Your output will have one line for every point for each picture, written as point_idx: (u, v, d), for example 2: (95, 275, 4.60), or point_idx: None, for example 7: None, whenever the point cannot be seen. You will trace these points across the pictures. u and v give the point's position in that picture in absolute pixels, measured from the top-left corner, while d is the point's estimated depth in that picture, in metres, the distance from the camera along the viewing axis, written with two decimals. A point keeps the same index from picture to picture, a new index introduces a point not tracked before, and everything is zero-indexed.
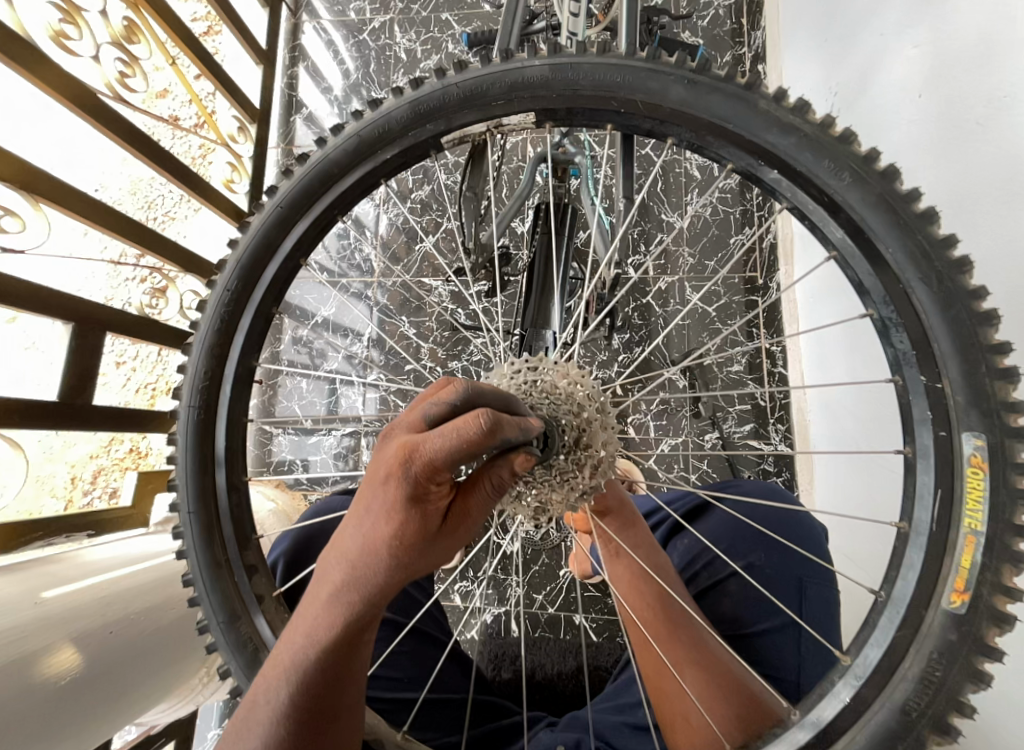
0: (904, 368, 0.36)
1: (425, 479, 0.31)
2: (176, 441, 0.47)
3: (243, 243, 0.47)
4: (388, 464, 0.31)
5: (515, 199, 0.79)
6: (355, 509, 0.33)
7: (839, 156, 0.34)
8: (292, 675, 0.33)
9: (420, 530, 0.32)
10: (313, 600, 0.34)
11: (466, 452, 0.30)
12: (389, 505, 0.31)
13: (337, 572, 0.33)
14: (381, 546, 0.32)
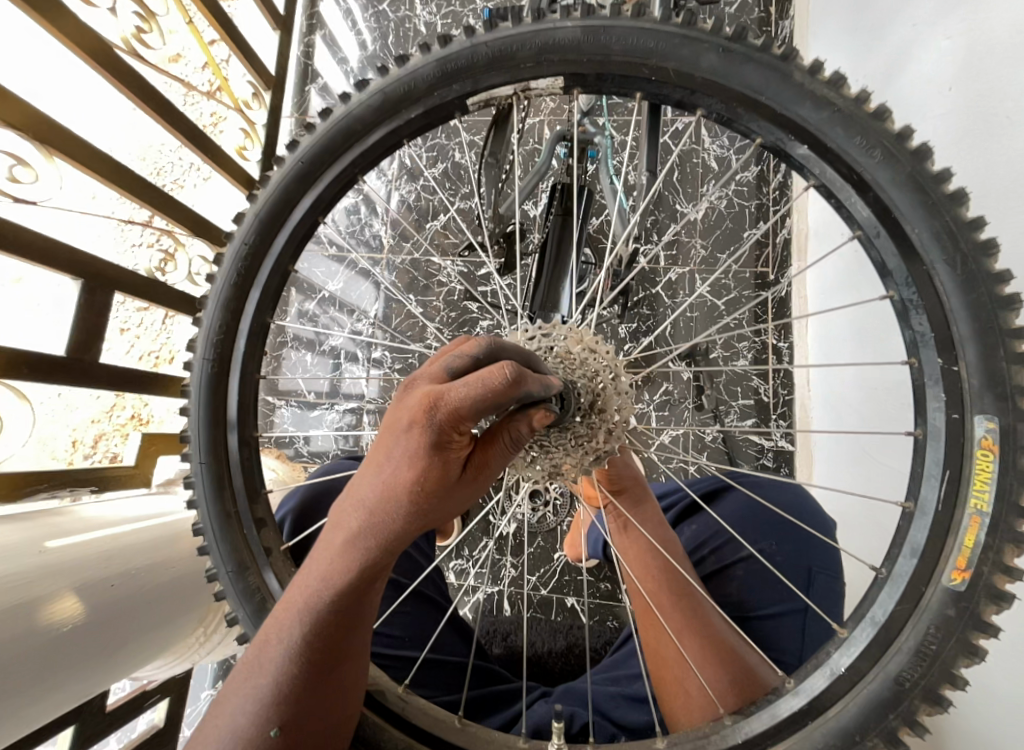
0: (921, 351, 0.36)
1: (446, 427, 0.32)
2: (189, 393, 0.48)
3: (263, 197, 0.46)
4: (412, 412, 0.32)
5: (532, 176, 0.78)
6: (374, 457, 0.34)
7: (872, 132, 0.34)
8: (307, 614, 0.35)
9: (439, 480, 0.34)
10: (328, 544, 0.35)
11: (490, 401, 0.31)
12: (410, 452, 0.33)
13: (354, 519, 0.34)
14: (400, 493, 0.33)
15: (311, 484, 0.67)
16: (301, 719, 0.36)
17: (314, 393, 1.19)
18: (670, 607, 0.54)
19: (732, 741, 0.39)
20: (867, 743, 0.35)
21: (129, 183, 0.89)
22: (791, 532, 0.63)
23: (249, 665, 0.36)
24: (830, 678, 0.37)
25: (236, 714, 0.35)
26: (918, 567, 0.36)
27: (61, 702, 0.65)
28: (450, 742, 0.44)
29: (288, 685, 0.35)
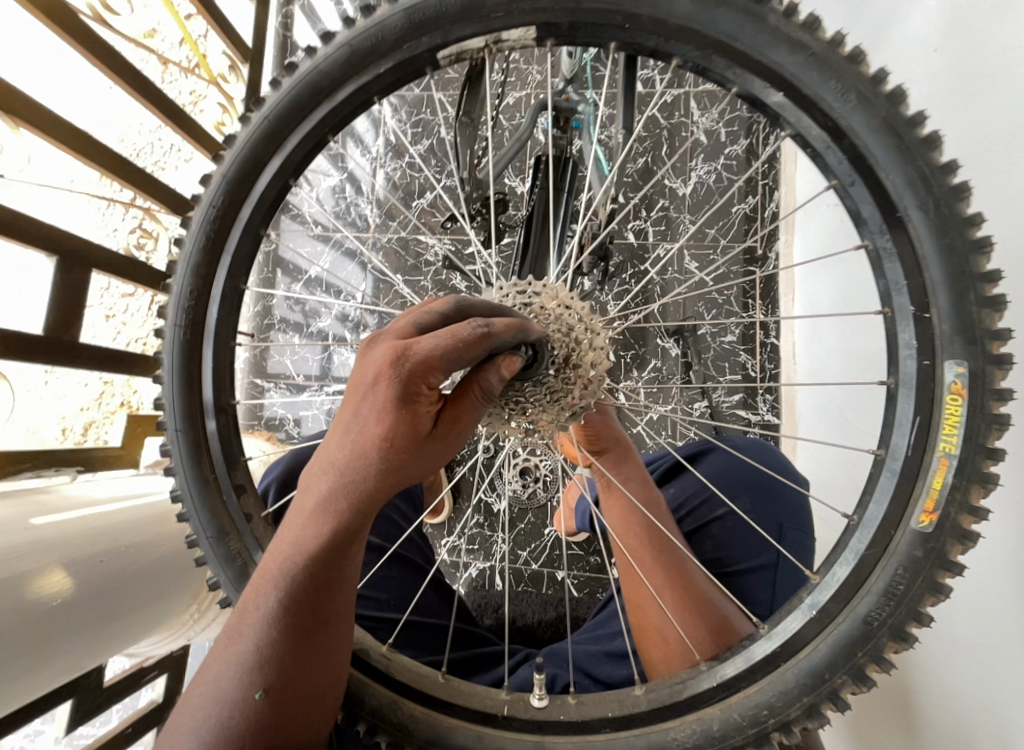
0: (894, 299, 0.37)
1: (412, 380, 0.33)
2: (163, 361, 0.47)
3: (230, 158, 0.45)
4: (377, 368, 0.33)
5: (515, 142, 0.77)
6: (342, 420, 0.35)
7: (845, 77, 0.34)
8: (283, 577, 0.36)
9: (408, 435, 0.34)
10: (301, 507, 0.36)
11: (453, 352, 0.33)
12: (376, 409, 0.33)
13: (324, 482, 0.35)
14: (368, 451, 0.34)
15: (292, 453, 0.67)
16: (285, 684, 0.36)
17: (303, 376, 1.19)
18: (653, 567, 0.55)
19: (709, 684, 0.41)
20: (838, 681, 0.36)
21: (106, 162, 0.87)
22: (769, 488, 0.65)
23: (231, 631, 0.37)
24: (805, 621, 0.39)
25: (221, 678, 0.36)
26: (888, 511, 0.37)
27: (54, 674, 0.65)
28: (433, 696, 0.44)
29: (268, 649, 0.36)
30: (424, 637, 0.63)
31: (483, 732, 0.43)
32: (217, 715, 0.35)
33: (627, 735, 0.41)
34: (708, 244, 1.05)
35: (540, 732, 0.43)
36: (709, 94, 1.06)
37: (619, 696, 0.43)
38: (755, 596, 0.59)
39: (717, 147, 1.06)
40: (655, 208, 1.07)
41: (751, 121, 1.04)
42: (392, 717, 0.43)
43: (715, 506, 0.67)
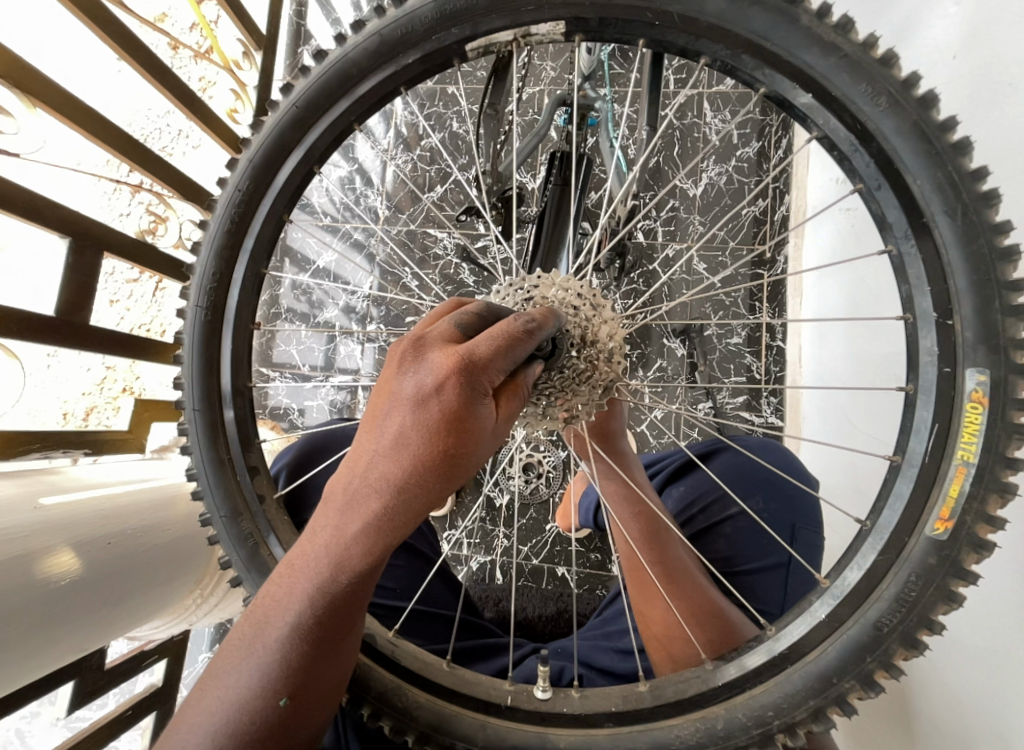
0: (917, 305, 0.37)
1: (481, 384, 0.31)
2: (183, 341, 0.48)
3: (256, 142, 0.45)
4: (441, 371, 0.31)
5: (532, 137, 0.76)
6: (389, 428, 0.32)
7: (878, 80, 0.34)
8: (323, 593, 0.33)
9: (474, 443, 0.32)
10: (342, 523, 0.32)
11: (516, 350, 0.32)
12: (442, 416, 0.31)
13: (374, 500, 0.31)
14: (431, 464, 0.31)
15: (305, 440, 0.68)
16: (307, 684, 0.35)
17: (309, 365, 1.19)
18: (673, 581, 0.54)
19: (716, 683, 0.41)
20: (845, 685, 0.36)
21: (116, 143, 0.86)
22: (777, 489, 0.65)
23: (244, 640, 0.34)
24: (814, 624, 0.39)
25: (234, 691, 0.33)
26: (902, 518, 0.37)
27: (60, 652, 0.66)
28: (437, 683, 0.45)
29: (296, 657, 0.33)
30: (429, 627, 0.63)
31: (487, 721, 0.43)
32: (227, 728, 0.32)
33: (632, 730, 0.41)
34: (717, 246, 1.05)
35: (544, 725, 0.43)
36: (722, 95, 1.05)
37: (623, 691, 0.43)
38: (766, 597, 0.60)
39: (729, 148, 1.06)
40: (665, 208, 1.06)
41: (764, 123, 1.04)
42: (399, 702, 0.43)
43: (727, 505, 0.67)
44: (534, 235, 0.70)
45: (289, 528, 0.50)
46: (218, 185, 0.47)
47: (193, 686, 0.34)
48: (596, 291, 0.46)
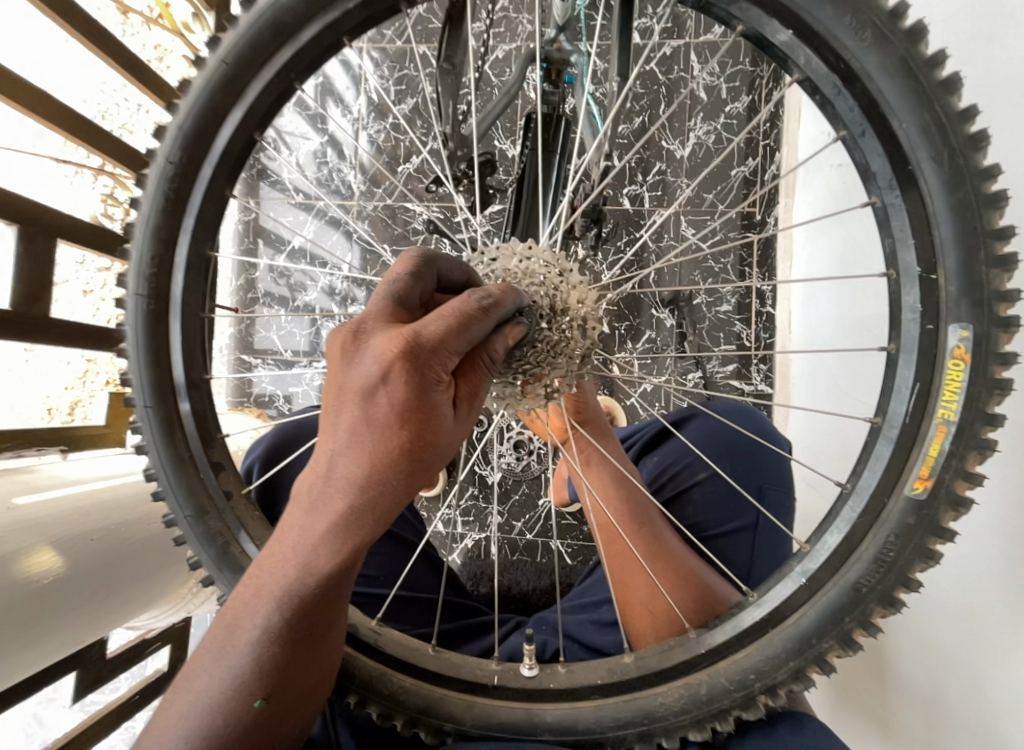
0: (900, 262, 0.35)
1: (431, 369, 0.29)
2: (127, 333, 0.45)
3: (185, 107, 0.41)
4: (384, 359, 0.28)
5: (504, 95, 0.72)
6: (340, 425, 0.29)
7: (862, 11, 0.31)
8: (288, 597, 0.31)
9: (434, 431, 0.29)
10: (306, 526, 0.30)
11: (469, 326, 0.30)
12: (393, 408, 0.28)
13: (330, 500, 0.29)
14: (388, 459, 0.29)
15: (275, 431, 0.66)
16: (284, 686, 0.34)
17: (291, 351, 1.16)
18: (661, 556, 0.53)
19: (698, 651, 0.41)
20: (825, 646, 0.36)
21: (63, 121, 0.81)
22: (749, 451, 0.65)
23: (215, 644, 0.33)
24: (794, 588, 0.38)
25: (206, 695, 0.32)
26: (882, 479, 0.36)
27: (52, 650, 0.66)
28: (422, 667, 0.44)
29: (268, 659, 0.32)
30: (412, 611, 0.63)
31: (472, 701, 0.43)
32: (201, 734, 0.31)
33: (619, 699, 0.41)
34: (705, 209, 1.02)
35: (530, 700, 0.43)
36: (710, 46, 1.01)
37: (610, 663, 0.43)
38: (734, 559, 0.60)
39: (718, 104, 1.02)
40: (651, 171, 1.03)
41: (754, 75, 1.00)
42: (382, 688, 0.43)
43: (695, 470, 0.67)
44: (512, 202, 0.69)
45: (260, 523, 0.49)
46: (148, 158, 0.43)
47: (168, 691, 0.33)
48: (562, 257, 0.43)
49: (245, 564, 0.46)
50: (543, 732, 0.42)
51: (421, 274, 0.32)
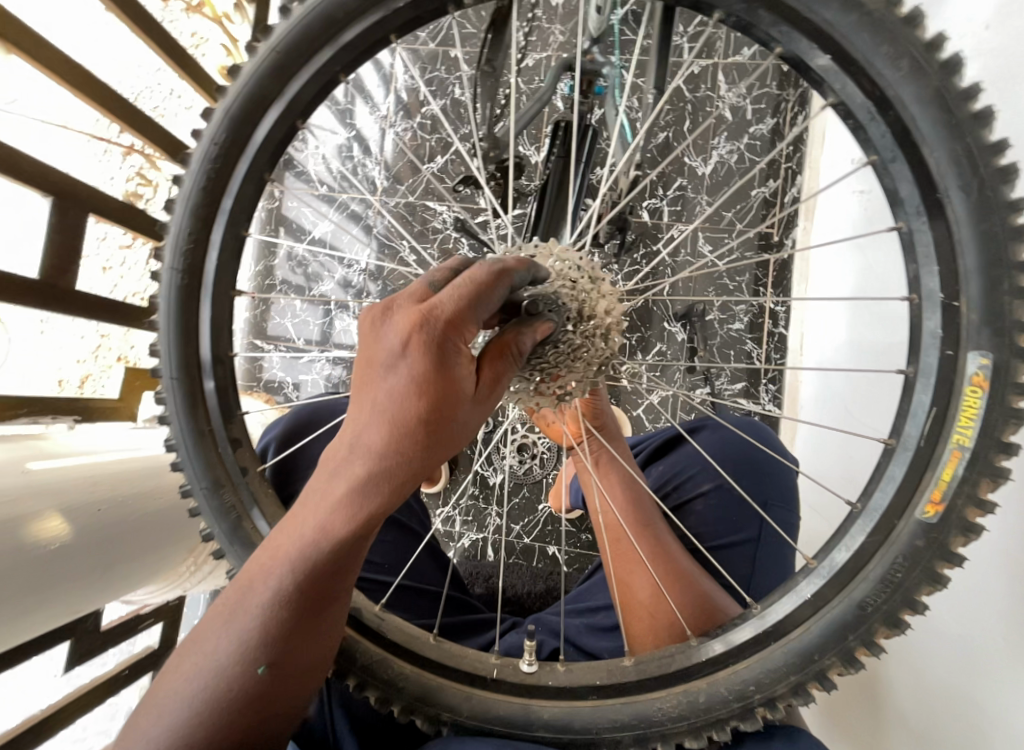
0: (923, 288, 0.36)
1: (450, 339, 0.30)
2: (158, 306, 0.46)
3: (233, 91, 0.43)
4: (408, 327, 0.30)
5: (535, 101, 0.73)
6: (362, 394, 0.31)
7: (902, 41, 0.32)
8: (301, 563, 0.31)
9: (453, 403, 0.30)
10: (322, 492, 0.31)
11: (490, 305, 0.32)
12: (409, 378, 0.29)
13: (349, 465, 0.30)
14: (407, 426, 0.29)
15: (294, 415, 0.66)
16: (287, 657, 0.34)
17: (303, 339, 1.17)
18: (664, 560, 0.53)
19: (699, 659, 0.41)
20: (826, 662, 0.37)
21: (105, 101, 0.82)
22: (756, 466, 0.65)
23: (226, 607, 0.33)
24: (798, 603, 0.39)
25: (213, 655, 0.33)
26: (892, 501, 0.36)
27: (52, 615, 0.66)
28: (422, 655, 0.45)
29: (276, 625, 0.33)
30: (415, 601, 0.63)
31: (471, 693, 0.43)
32: (209, 692, 0.32)
33: (616, 702, 0.42)
34: (723, 227, 1.03)
35: (528, 696, 0.43)
36: (738, 67, 1.02)
37: (609, 665, 0.44)
38: (736, 572, 0.60)
39: (743, 125, 1.03)
40: (672, 186, 1.04)
41: (780, 99, 1.01)
42: (382, 673, 0.43)
43: (699, 482, 0.67)
44: (536, 201, 0.70)
45: (273, 502, 0.50)
46: (193, 137, 0.44)
47: (176, 649, 0.34)
48: (592, 261, 0.44)
49: (256, 540, 0.47)
50: (539, 728, 0.42)
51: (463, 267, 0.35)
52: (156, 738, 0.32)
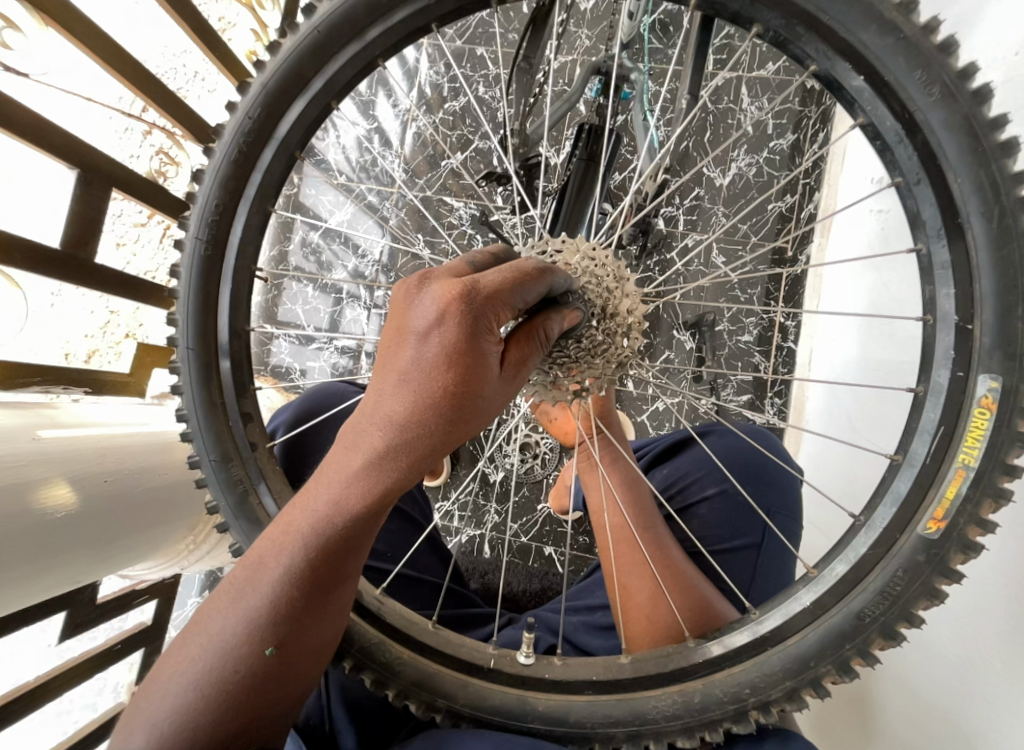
0: (938, 310, 0.36)
1: (484, 317, 0.30)
2: (180, 275, 0.47)
3: (271, 69, 0.43)
4: (443, 300, 0.29)
5: (564, 102, 0.74)
6: (391, 366, 0.30)
7: (933, 67, 0.33)
8: (319, 532, 0.32)
9: (479, 382, 0.30)
10: (342, 465, 0.31)
11: (525, 286, 0.31)
12: (442, 350, 0.29)
13: (373, 438, 0.30)
14: (433, 402, 0.30)
15: (301, 402, 0.68)
16: (299, 627, 0.35)
17: (314, 326, 1.18)
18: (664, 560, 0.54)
19: (696, 660, 0.42)
20: (821, 670, 0.37)
21: (136, 77, 0.83)
22: (761, 474, 0.66)
23: (241, 576, 0.34)
24: (797, 610, 0.39)
25: (228, 623, 0.34)
26: (895, 517, 0.37)
27: (52, 582, 0.67)
28: (421, 640, 0.45)
29: (290, 594, 0.34)
30: (415, 591, 0.64)
31: (468, 680, 0.44)
32: (218, 665, 0.33)
33: (611, 697, 0.43)
34: (738, 239, 1.04)
35: (524, 686, 0.44)
36: (762, 81, 1.02)
37: (605, 662, 0.44)
38: (736, 576, 0.62)
39: (763, 139, 1.03)
40: (689, 196, 1.04)
41: (801, 115, 1.02)
42: (380, 656, 0.44)
43: (705, 486, 0.67)
44: (556, 200, 0.70)
45: (279, 478, 0.51)
46: (227, 111, 0.45)
47: (192, 616, 0.35)
48: (618, 261, 0.44)
49: (262, 515, 0.48)
50: (534, 718, 0.43)
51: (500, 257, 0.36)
52: (164, 720, 0.32)
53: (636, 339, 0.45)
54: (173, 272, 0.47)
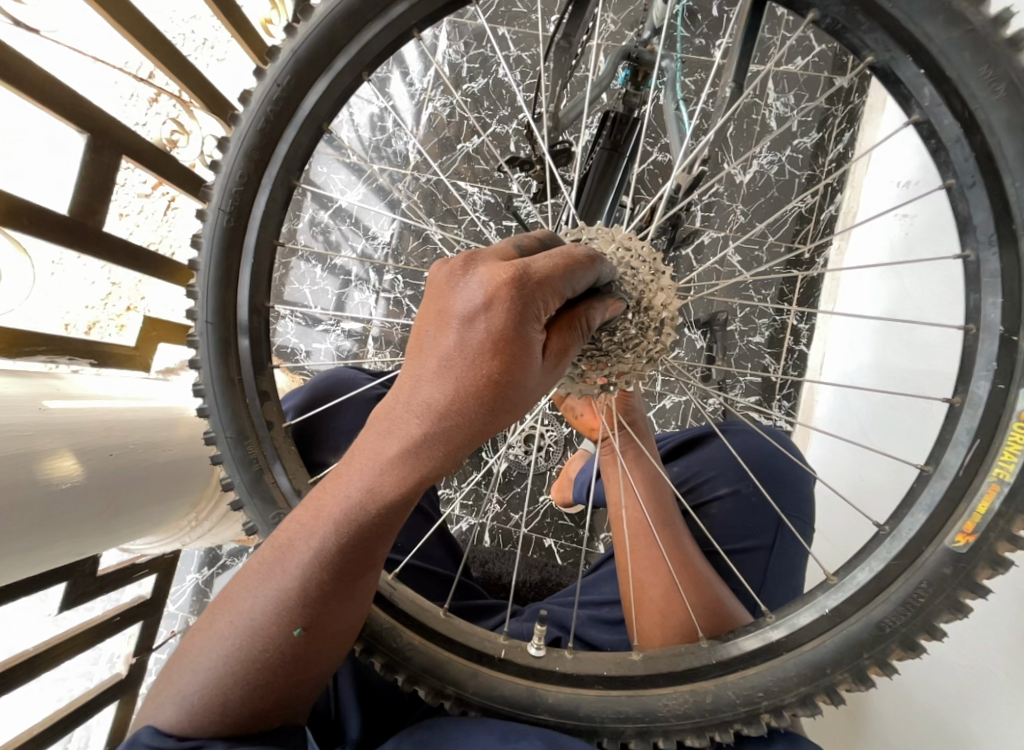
0: (981, 319, 0.35)
1: (532, 303, 0.29)
2: (201, 246, 0.46)
3: (303, 33, 0.42)
4: (491, 284, 0.28)
5: (592, 89, 0.73)
6: (431, 350, 0.29)
7: (1000, 63, 0.31)
8: (349, 521, 0.32)
9: (523, 372, 0.29)
10: (376, 451, 0.30)
11: (572, 274, 0.30)
12: (488, 337, 0.28)
13: (410, 427, 0.30)
14: (475, 390, 0.29)
15: (311, 385, 0.67)
16: (323, 615, 0.35)
17: (321, 307, 1.17)
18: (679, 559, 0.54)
19: (710, 661, 0.41)
20: (837, 677, 0.37)
21: (148, 41, 0.80)
22: (775, 475, 0.65)
23: (267, 561, 0.34)
24: (815, 616, 0.39)
25: (254, 608, 0.34)
26: (923, 528, 0.37)
27: (54, 552, 0.66)
28: (433, 628, 0.45)
29: (316, 583, 0.33)
30: (424, 582, 0.64)
31: (478, 670, 0.44)
32: (246, 645, 0.34)
33: (621, 694, 0.42)
34: (755, 238, 1.02)
35: (534, 680, 0.44)
36: (789, 76, 1.00)
37: (617, 657, 0.44)
38: (748, 576, 0.62)
39: (787, 137, 1.02)
40: (708, 191, 1.03)
41: (827, 113, 0.99)
42: (392, 642, 0.43)
43: (717, 485, 0.67)
44: (576, 186, 0.69)
45: (294, 458, 0.50)
46: (255, 77, 0.43)
47: (218, 597, 0.35)
48: (654, 254, 0.43)
49: (276, 495, 0.47)
50: (543, 712, 0.42)
51: (545, 241, 0.35)
52: (203, 681, 0.34)
53: (668, 335, 0.44)
54: (194, 242, 0.46)
